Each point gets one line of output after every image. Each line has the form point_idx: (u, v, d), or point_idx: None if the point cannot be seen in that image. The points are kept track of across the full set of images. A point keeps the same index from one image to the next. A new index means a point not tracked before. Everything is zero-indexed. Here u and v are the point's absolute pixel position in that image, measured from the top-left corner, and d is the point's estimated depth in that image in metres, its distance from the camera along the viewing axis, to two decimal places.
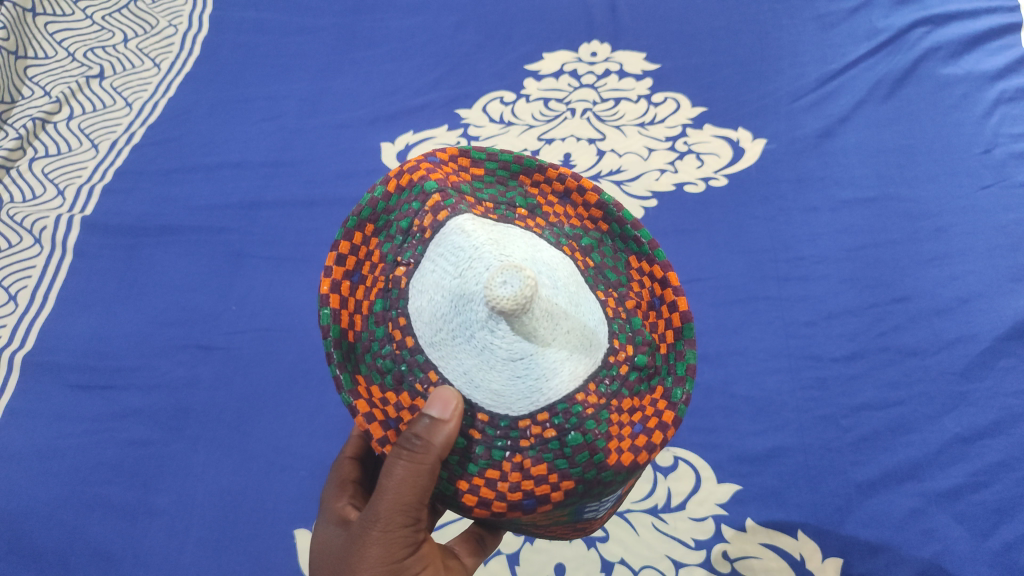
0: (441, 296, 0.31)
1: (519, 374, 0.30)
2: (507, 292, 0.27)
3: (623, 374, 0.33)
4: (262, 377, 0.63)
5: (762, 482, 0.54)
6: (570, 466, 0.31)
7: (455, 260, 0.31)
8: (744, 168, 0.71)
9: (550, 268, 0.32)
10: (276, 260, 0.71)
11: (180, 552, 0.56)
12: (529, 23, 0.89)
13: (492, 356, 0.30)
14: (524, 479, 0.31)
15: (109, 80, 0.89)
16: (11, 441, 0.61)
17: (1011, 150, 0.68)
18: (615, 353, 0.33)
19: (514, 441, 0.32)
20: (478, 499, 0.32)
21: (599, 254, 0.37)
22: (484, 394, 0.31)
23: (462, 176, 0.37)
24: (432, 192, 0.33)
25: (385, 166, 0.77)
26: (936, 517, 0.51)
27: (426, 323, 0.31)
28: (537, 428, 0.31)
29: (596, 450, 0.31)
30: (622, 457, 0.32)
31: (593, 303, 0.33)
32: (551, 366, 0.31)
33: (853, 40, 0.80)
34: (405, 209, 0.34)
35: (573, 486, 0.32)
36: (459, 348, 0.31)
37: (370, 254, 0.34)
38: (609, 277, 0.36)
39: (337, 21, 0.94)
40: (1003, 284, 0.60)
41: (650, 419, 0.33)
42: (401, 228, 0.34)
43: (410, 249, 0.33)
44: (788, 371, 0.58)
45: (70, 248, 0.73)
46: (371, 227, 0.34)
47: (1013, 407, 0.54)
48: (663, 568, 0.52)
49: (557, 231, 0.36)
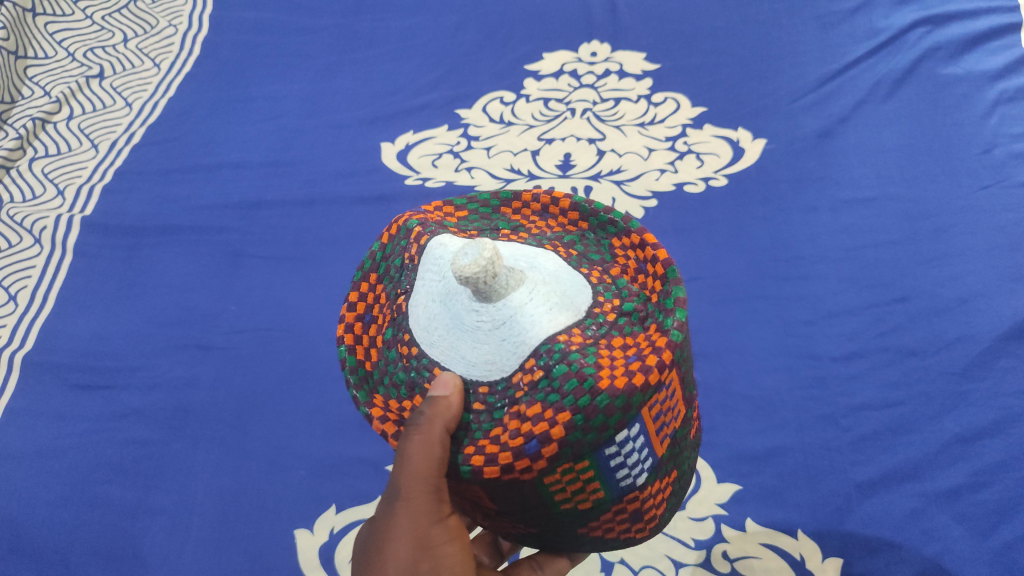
0: (431, 301, 0.34)
1: (504, 337, 0.32)
2: (466, 259, 0.30)
3: (611, 320, 0.33)
4: (262, 377, 0.63)
5: (762, 481, 0.54)
6: (563, 398, 0.30)
7: (437, 268, 0.34)
8: (744, 167, 0.71)
9: (526, 257, 0.34)
10: (276, 260, 0.71)
11: (178, 551, 0.55)
12: (530, 24, 0.89)
13: (478, 331, 0.32)
14: (523, 424, 0.31)
15: (109, 80, 0.89)
16: (11, 440, 0.61)
17: (1011, 150, 0.68)
18: (598, 305, 0.33)
19: (511, 397, 0.32)
20: (485, 457, 0.32)
21: (582, 245, 0.38)
22: (480, 368, 0.32)
23: (449, 220, 0.40)
24: (415, 228, 0.37)
25: (385, 166, 0.77)
26: (936, 517, 0.51)
27: (423, 328, 0.34)
28: (528, 376, 0.31)
29: (586, 377, 0.30)
30: (616, 381, 0.30)
31: (574, 275, 0.34)
32: (530, 319, 0.32)
33: (853, 40, 0.81)
34: (398, 250, 0.38)
35: (570, 418, 0.30)
36: (451, 337, 0.33)
37: (377, 296, 0.39)
38: (594, 258, 0.37)
39: (337, 21, 0.95)
40: (1003, 284, 0.60)
41: (643, 349, 0.32)
42: (397, 265, 0.38)
43: (405, 279, 0.36)
44: (788, 371, 0.58)
45: (70, 248, 0.73)
46: (375, 276, 0.39)
47: (1013, 407, 0.54)
48: (662, 568, 0.52)
49: (539, 237, 0.38)
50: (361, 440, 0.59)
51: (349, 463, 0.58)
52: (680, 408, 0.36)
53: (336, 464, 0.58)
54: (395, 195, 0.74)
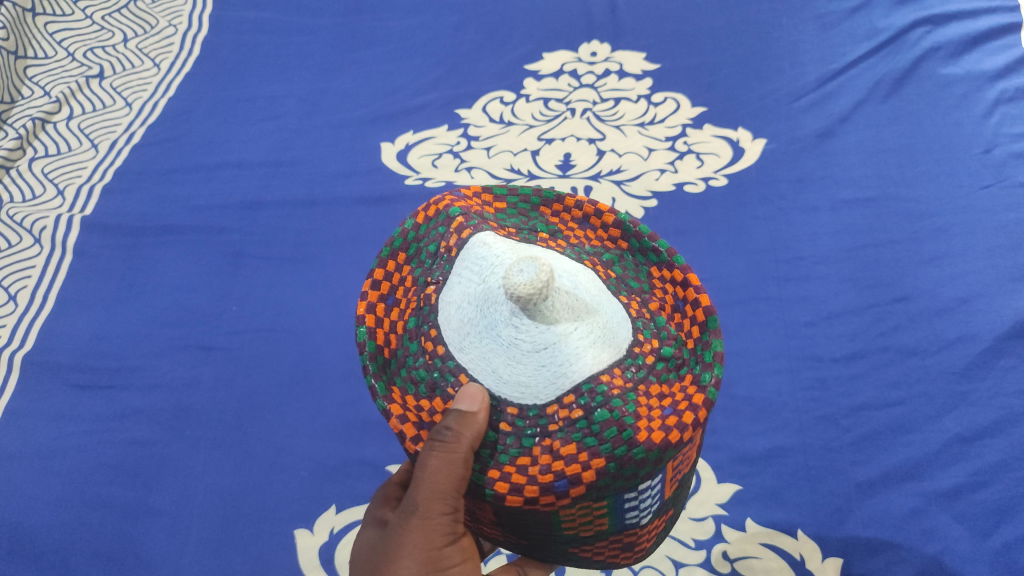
0: (469, 306, 0.34)
1: (543, 363, 0.32)
2: (522, 277, 0.30)
3: (649, 363, 0.34)
4: (262, 377, 0.63)
5: (762, 482, 0.54)
6: (599, 443, 0.32)
7: (478, 269, 0.34)
8: (744, 167, 0.71)
9: (570, 274, 0.34)
10: (276, 261, 0.71)
11: (179, 552, 0.55)
12: (530, 24, 0.90)
13: (518, 350, 0.32)
14: (555, 461, 0.32)
15: (109, 80, 0.89)
16: (11, 441, 0.61)
17: (1011, 150, 0.68)
18: (639, 344, 0.34)
19: (543, 427, 0.33)
20: (509, 486, 0.33)
21: (620, 267, 0.39)
22: (513, 388, 0.33)
23: (487, 209, 0.41)
24: (456, 217, 0.38)
25: (384, 166, 0.77)
26: (936, 517, 0.51)
27: (454, 331, 0.34)
28: (564, 412, 0.32)
29: (624, 427, 0.32)
30: (652, 435, 0.32)
31: (616, 305, 0.35)
32: (574, 351, 0.32)
33: (853, 40, 0.81)
34: (433, 235, 0.39)
35: (603, 465, 0.32)
36: (485, 348, 0.33)
37: (404, 280, 0.39)
38: (632, 285, 0.38)
39: (337, 20, 0.95)
40: (1003, 284, 0.60)
41: (679, 402, 0.33)
42: (430, 252, 0.38)
43: (439, 269, 0.37)
44: (788, 372, 0.58)
45: (70, 248, 0.73)
46: (404, 256, 0.40)
47: (1013, 407, 0.54)
48: (663, 568, 0.52)
49: (578, 250, 0.39)
50: (361, 440, 0.59)
51: (350, 464, 0.58)
52: (693, 454, 0.38)
53: (337, 465, 0.58)
54: (396, 196, 0.74)
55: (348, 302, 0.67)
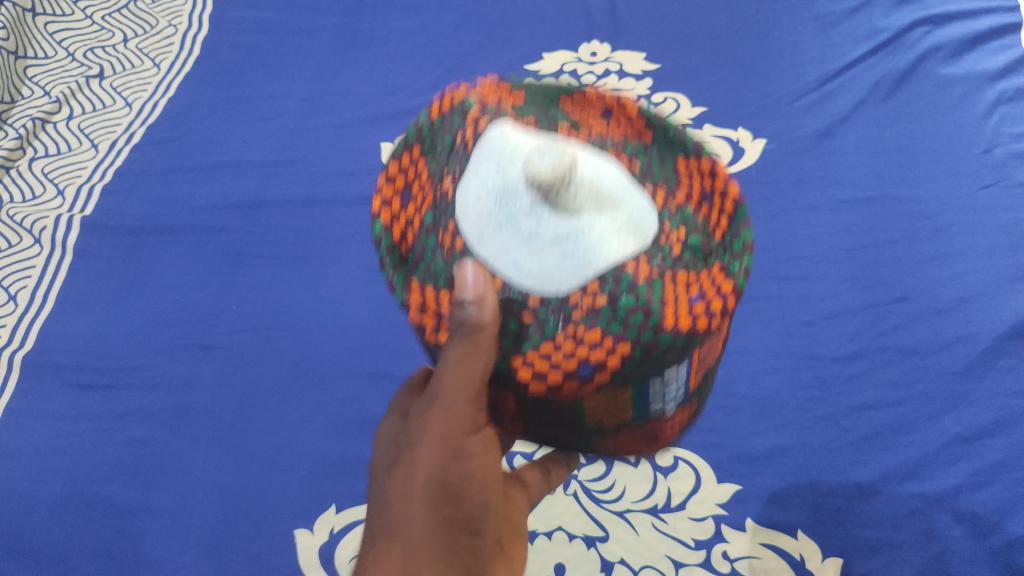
0: (486, 195, 0.31)
1: (566, 252, 0.30)
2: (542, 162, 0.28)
3: (678, 251, 0.31)
4: (261, 377, 0.63)
5: (762, 482, 0.54)
6: (624, 329, 0.30)
7: (496, 158, 0.31)
8: (744, 167, 0.71)
9: (592, 163, 0.31)
10: (276, 261, 0.71)
11: (180, 552, 0.55)
12: (530, 24, 0.89)
13: (539, 239, 0.30)
14: (578, 347, 0.31)
15: (109, 80, 0.89)
16: (12, 441, 0.61)
17: (1011, 150, 0.68)
18: (667, 232, 0.32)
19: (565, 314, 0.31)
20: (532, 372, 0.31)
21: (647, 155, 0.35)
22: (534, 278, 0.31)
23: (501, 92, 0.36)
24: (471, 107, 0.34)
25: (384, 166, 0.77)
26: (936, 517, 0.51)
27: (472, 222, 0.31)
28: (588, 299, 0.30)
29: (650, 312, 0.30)
30: (679, 322, 0.30)
31: (641, 194, 0.32)
32: (598, 238, 0.30)
33: (853, 40, 0.81)
34: (445, 126, 0.35)
35: (629, 350, 0.30)
36: (505, 238, 0.31)
37: (415, 173, 0.36)
38: (659, 172, 0.34)
39: (336, 20, 0.95)
40: (1003, 284, 0.60)
41: (707, 289, 0.31)
42: (443, 143, 0.35)
43: (454, 159, 0.33)
44: (788, 371, 0.58)
45: (70, 248, 0.73)
46: (414, 149, 0.36)
47: (1013, 407, 0.54)
48: (663, 568, 0.52)
49: (601, 137, 0.35)
50: (361, 440, 0.59)
51: (350, 463, 0.58)
52: (719, 344, 0.36)
53: (336, 464, 0.58)
54: None
55: (348, 301, 0.67)
